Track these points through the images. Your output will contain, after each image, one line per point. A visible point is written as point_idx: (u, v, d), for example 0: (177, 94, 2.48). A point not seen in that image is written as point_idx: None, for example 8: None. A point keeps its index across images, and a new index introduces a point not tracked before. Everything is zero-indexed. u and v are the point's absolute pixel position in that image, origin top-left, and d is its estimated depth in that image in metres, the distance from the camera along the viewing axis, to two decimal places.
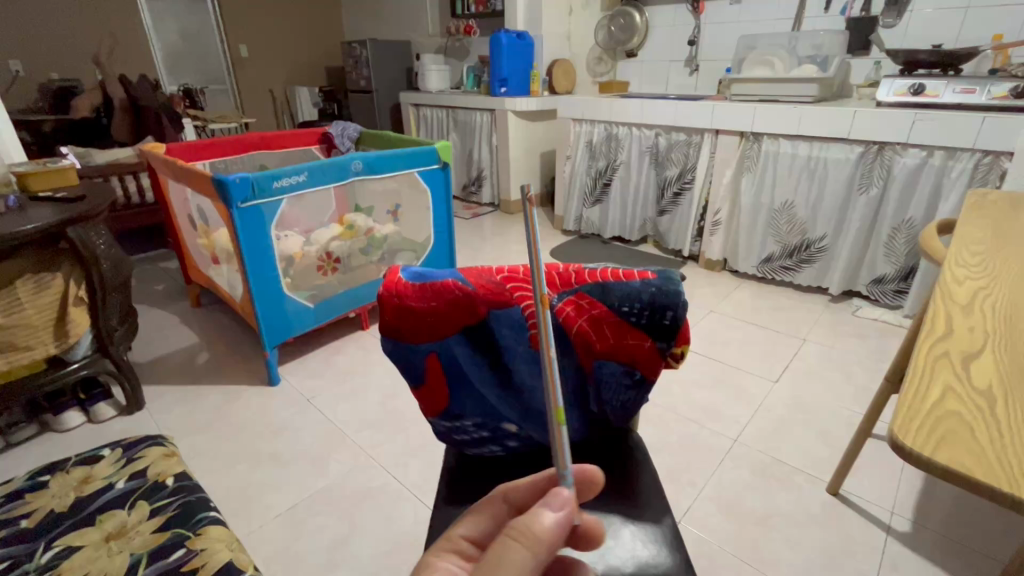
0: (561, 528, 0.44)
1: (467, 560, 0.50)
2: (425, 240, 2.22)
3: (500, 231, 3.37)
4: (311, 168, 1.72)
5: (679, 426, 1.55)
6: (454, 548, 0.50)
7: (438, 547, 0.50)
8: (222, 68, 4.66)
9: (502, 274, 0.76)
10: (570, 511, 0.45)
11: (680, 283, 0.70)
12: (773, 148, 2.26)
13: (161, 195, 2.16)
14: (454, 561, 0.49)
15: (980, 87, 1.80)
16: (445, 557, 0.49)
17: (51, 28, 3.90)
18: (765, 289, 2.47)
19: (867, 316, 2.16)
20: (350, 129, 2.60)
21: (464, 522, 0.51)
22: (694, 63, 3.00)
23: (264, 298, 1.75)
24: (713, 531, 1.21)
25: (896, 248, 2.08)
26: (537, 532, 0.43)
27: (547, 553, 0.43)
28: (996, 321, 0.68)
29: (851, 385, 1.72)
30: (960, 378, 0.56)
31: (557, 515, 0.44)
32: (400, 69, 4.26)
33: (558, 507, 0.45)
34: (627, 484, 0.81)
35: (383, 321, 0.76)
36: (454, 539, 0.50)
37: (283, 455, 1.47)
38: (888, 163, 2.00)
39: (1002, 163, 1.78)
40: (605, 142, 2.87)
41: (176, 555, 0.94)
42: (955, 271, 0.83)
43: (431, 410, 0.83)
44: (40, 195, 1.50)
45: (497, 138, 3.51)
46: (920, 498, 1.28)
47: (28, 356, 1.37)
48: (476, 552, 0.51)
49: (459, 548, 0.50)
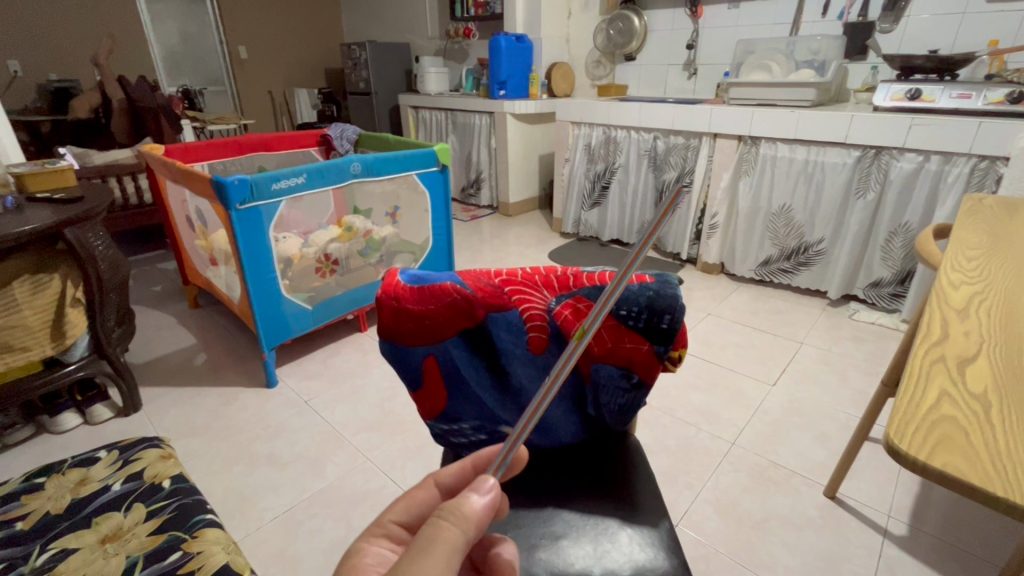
0: (488, 509, 0.46)
1: (397, 543, 0.52)
2: (423, 242, 2.22)
3: (498, 233, 3.37)
4: (309, 170, 1.72)
5: (676, 429, 1.55)
6: (384, 533, 0.51)
7: (370, 532, 0.51)
8: (221, 70, 4.67)
9: (500, 277, 0.76)
10: (496, 493, 0.47)
11: (677, 286, 0.70)
12: (771, 152, 2.27)
13: (159, 196, 2.16)
14: (383, 544, 0.51)
15: (976, 92, 1.81)
16: (376, 541, 0.51)
17: (51, 29, 3.91)
18: (763, 292, 2.48)
19: (864, 320, 2.17)
20: (349, 131, 2.61)
21: (394, 508, 0.53)
22: (692, 67, 3.01)
23: (262, 299, 1.75)
24: (710, 533, 1.22)
25: (893, 252, 2.09)
26: (466, 513, 0.45)
27: (475, 531, 0.45)
28: (991, 326, 0.68)
29: (848, 388, 1.73)
30: (955, 383, 0.56)
31: (484, 498, 0.46)
32: (399, 71, 4.27)
33: (485, 491, 0.47)
34: (626, 488, 0.81)
35: (381, 324, 0.76)
36: (384, 523, 0.52)
37: (280, 457, 1.46)
38: (885, 168, 2.01)
39: (998, 168, 1.79)
40: (603, 145, 2.88)
41: (171, 558, 0.94)
42: (951, 275, 0.84)
43: (429, 412, 0.84)
44: (37, 196, 1.49)
45: (496, 141, 3.51)
46: (917, 502, 1.28)
47: (25, 357, 1.37)
48: (403, 534, 0.52)
49: (388, 532, 0.52)
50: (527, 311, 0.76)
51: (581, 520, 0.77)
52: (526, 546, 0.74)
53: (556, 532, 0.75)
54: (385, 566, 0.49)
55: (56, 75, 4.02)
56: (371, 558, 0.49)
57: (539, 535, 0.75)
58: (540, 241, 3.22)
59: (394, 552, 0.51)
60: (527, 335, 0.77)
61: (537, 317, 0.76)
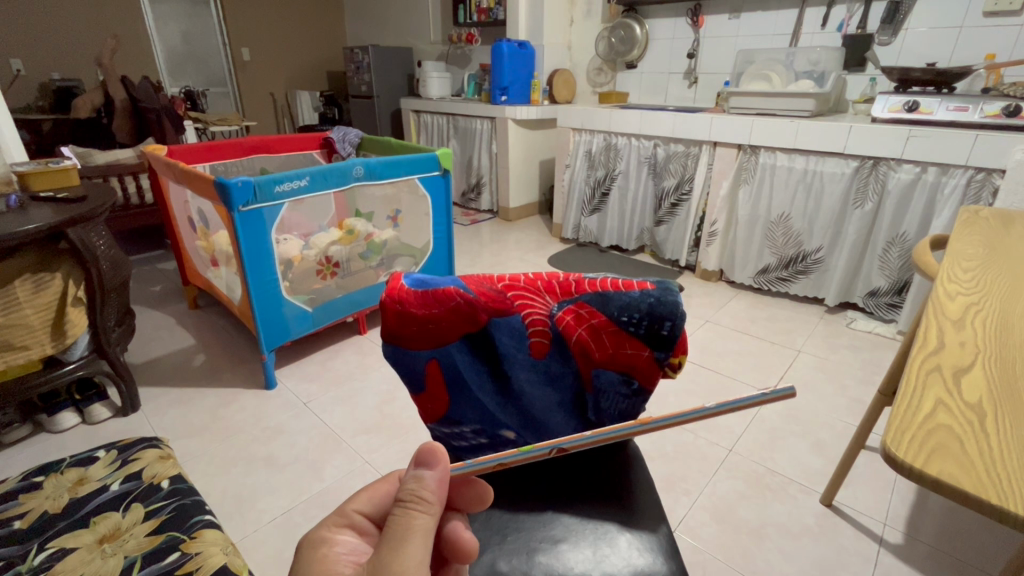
0: (442, 485, 0.50)
1: (360, 533, 0.54)
2: (424, 246, 2.23)
3: (498, 238, 3.38)
4: (312, 173, 1.73)
5: (674, 435, 1.56)
6: (347, 522, 0.54)
7: (332, 521, 0.54)
8: (223, 71, 4.69)
9: (503, 282, 0.77)
10: (446, 469, 0.51)
11: (678, 293, 0.71)
12: (771, 161, 2.29)
13: (160, 196, 2.16)
14: (348, 533, 0.54)
15: (973, 105, 1.83)
16: (340, 530, 0.54)
17: (55, 29, 3.92)
18: (761, 300, 2.49)
19: (862, 329, 2.18)
20: (351, 134, 2.62)
21: (357, 498, 0.55)
22: (693, 76, 3.04)
23: (263, 301, 1.75)
24: (706, 539, 1.22)
25: (890, 262, 2.11)
26: (428, 496, 0.49)
27: (438, 511, 0.50)
28: (987, 337, 0.69)
29: (845, 397, 1.74)
30: (951, 393, 0.57)
31: (436, 474, 0.50)
32: (401, 75, 4.29)
33: (436, 468, 0.51)
34: (626, 493, 0.81)
35: (385, 327, 0.77)
36: (349, 516, 0.54)
37: (279, 459, 1.47)
38: (883, 178, 2.03)
39: (994, 180, 1.81)
40: (604, 152, 2.90)
41: (169, 558, 0.94)
42: (947, 286, 0.85)
43: (431, 415, 0.85)
44: (40, 195, 1.49)
45: (497, 146, 3.53)
46: (912, 510, 1.29)
47: (24, 356, 1.37)
48: (365, 523, 0.55)
49: (352, 522, 0.54)
50: (529, 316, 0.77)
51: (580, 525, 0.77)
52: (526, 549, 0.74)
53: (556, 536, 0.76)
54: (353, 553, 0.52)
55: (59, 74, 4.03)
56: (341, 547, 0.52)
57: (539, 539, 0.75)
58: (540, 246, 3.23)
59: (357, 538, 0.54)
60: (529, 340, 0.79)
61: (540, 322, 0.77)
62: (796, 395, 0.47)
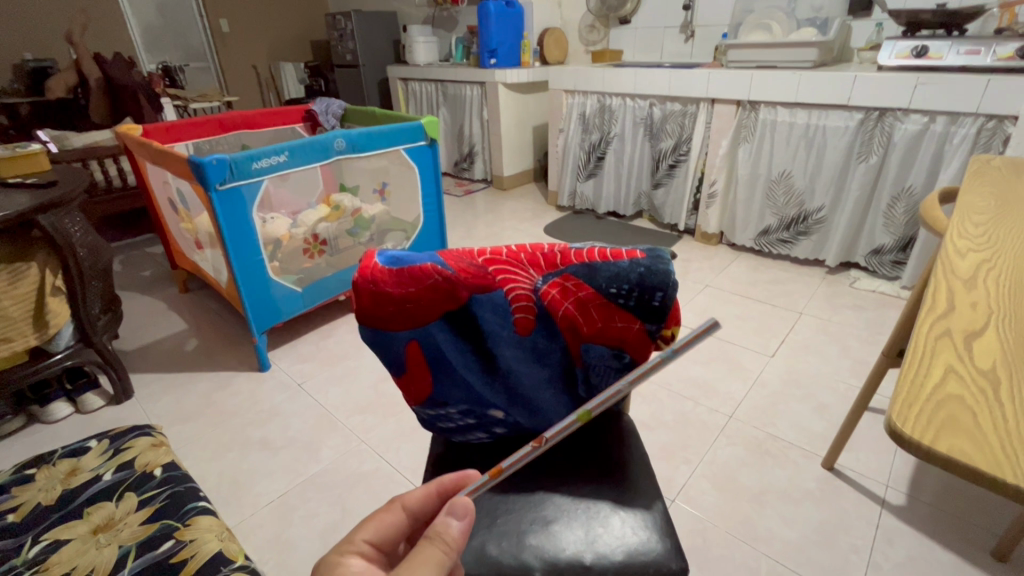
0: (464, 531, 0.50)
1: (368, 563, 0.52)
2: (414, 220, 2.18)
3: (493, 208, 3.31)
4: (291, 147, 1.66)
5: (672, 402, 1.54)
6: (356, 551, 0.52)
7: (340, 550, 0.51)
8: (203, 44, 4.53)
9: (484, 256, 0.73)
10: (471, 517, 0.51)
11: (670, 261, 0.68)
12: (771, 117, 2.20)
13: (140, 178, 2.09)
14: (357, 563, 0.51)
15: (985, 47, 1.73)
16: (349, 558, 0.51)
17: (23, 6, 3.76)
18: (762, 262, 2.43)
19: (865, 288, 2.14)
20: (334, 106, 2.52)
21: (365, 528, 0.53)
22: (689, 30, 2.90)
23: (250, 282, 1.71)
24: (706, 507, 1.21)
25: (895, 218, 2.04)
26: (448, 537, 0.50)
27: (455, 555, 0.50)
28: (1000, 296, 0.64)
29: (848, 358, 1.71)
30: (962, 358, 0.53)
31: (460, 520, 0.50)
32: (387, 41, 4.12)
33: (461, 515, 0.51)
34: (619, 469, 0.79)
35: (360, 308, 0.72)
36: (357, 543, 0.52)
37: (273, 441, 1.45)
38: (888, 130, 1.94)
39: (1005, 128, 1.73)
40: (598, 114, 2.79)
41: (164, 546, 0.95)
42: (957, 242, 0.80)
43: (415, 398, 0.80)
44: (9, 182, 1.44)
45: (488, 112, 3.41)
46: (915, 471, 1.27)
47: (8, 348, 1.34)
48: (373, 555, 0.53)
49: (360, 551, 0.52)
50: (512, 291, 0.73)
51: (573, 504, 0.74)
52: (515, 532, 0.71)
53: (546, 517, 0.73)
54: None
55: (31, 55, 3.87)
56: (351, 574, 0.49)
57: (529, 522, 0.73)
58: (535, 215, 3.16)
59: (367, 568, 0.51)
60: (514, 317, 0.75)
61: (524, 297, 0.74)
62: (719, 324, 0.54)
